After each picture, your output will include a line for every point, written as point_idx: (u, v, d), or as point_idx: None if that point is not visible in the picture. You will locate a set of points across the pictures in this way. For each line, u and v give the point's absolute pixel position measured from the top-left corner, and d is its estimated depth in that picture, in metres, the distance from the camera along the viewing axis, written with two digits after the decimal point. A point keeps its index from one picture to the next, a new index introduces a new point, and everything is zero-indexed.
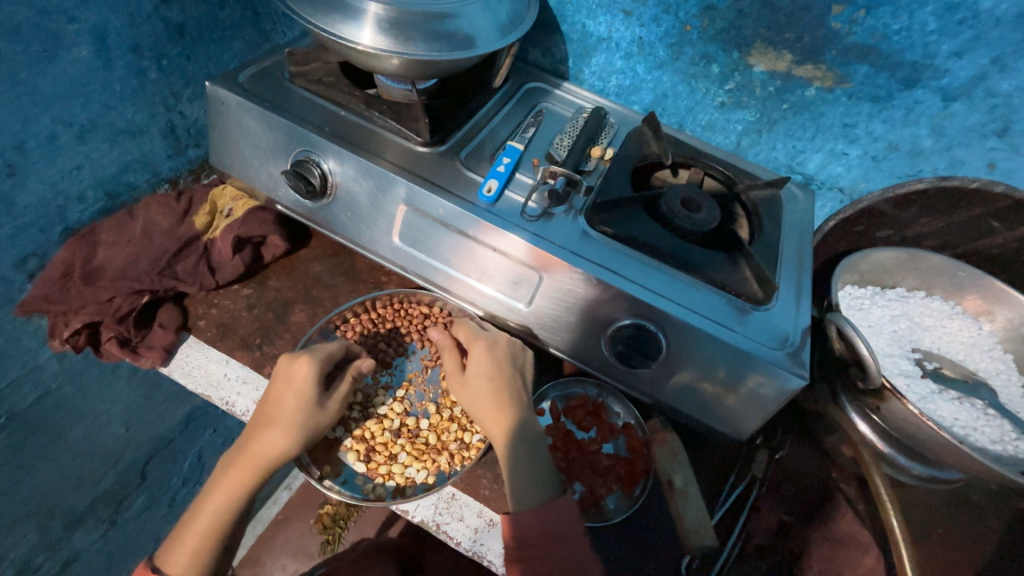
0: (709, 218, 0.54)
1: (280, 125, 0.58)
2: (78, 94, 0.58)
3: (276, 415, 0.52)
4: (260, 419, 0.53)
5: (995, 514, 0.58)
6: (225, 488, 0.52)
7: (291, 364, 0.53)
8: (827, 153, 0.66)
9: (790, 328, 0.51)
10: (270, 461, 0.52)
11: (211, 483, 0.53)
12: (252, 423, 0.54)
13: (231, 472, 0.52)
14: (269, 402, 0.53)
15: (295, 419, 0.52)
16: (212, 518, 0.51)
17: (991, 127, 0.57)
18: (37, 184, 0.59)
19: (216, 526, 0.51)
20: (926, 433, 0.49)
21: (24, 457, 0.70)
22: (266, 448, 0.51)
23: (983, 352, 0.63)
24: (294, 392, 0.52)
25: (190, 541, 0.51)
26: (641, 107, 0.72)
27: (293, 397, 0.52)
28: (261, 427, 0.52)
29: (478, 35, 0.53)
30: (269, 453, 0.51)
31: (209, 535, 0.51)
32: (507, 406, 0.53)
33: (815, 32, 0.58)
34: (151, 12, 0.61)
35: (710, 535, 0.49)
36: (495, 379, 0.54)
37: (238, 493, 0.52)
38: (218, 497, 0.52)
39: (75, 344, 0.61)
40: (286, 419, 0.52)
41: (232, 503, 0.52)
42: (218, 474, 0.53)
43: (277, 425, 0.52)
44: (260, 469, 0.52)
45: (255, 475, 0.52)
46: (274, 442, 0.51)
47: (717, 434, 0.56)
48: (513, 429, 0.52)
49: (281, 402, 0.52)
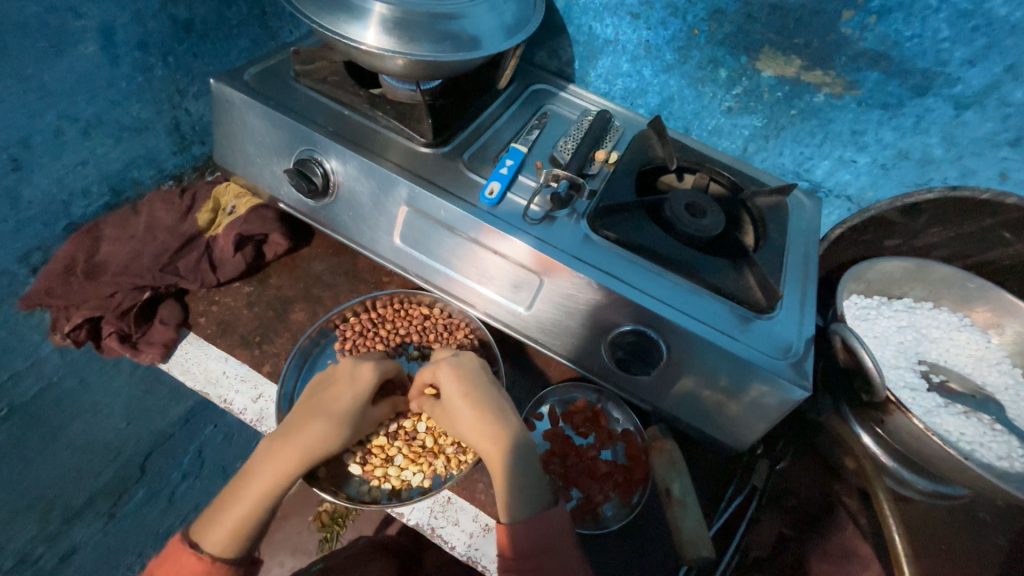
0: (713, 224, 0.53)
1: (285, 124, 0.57)
2: (84, 89, 0.59)
3: (328, 410, 0.53)
4: (307, 412, 0.53)
5: (1001, 530, 0.57)
6: (265, 477, 0.50)
7: (356, 367, 0.55)
8: (835, 160, 0.65)
9: (793, 338, 0.50)
10: (317, 455, 0.51)
11: (245, 471, 0.52)
12: (296, 414, 0.53)
13: (272, 460, 0.51)
14: (321, 397, 0.54)
15: (348, 417, 0.53)
16: (251, 505, 0.50)
17: (1003, 137, 0.56)
18: (42, 179, 0.59)
19: (255, 513, 0.50)
20: (930, 447, 0.48)
21: (23, 449, 0.71)
22: (312, 442, 0.51)
23: (991, 366, 0.62)
24: (355, 391, 0.54)
25: (228, 524, 0.50)
26: (647, 111, 0.71)
27: (352, 396, 0.54)
28: (305, 419, 0.52)
29: (483, 36, 0.53)
30: (315, 449, 0.51)
31: (247, 521, 0.50)
32: (488, 418, 0.52)
33: (825, 37, 0.57)
34: (158, 9, 0.61)
35: (707, 546, 0.48)
36: (467, 396, 0.53)
37: (281, 483, 0.51)
38: (258, 484, 0.50)
39: (76, 338, 0.61)
40: (339, 417, 0.53)
41: (271, 492, 0.50)
42: (255, 462, 0.52)
43: (326, 420, 0.52)
44: (304, 463, 0.51)
45: (295, 469, 0.51)
46: (324, 435, 0.51)
47: (716, 442, 0.55)
48: (499, 443, 0.51)
49: (339, 399, 0.54)
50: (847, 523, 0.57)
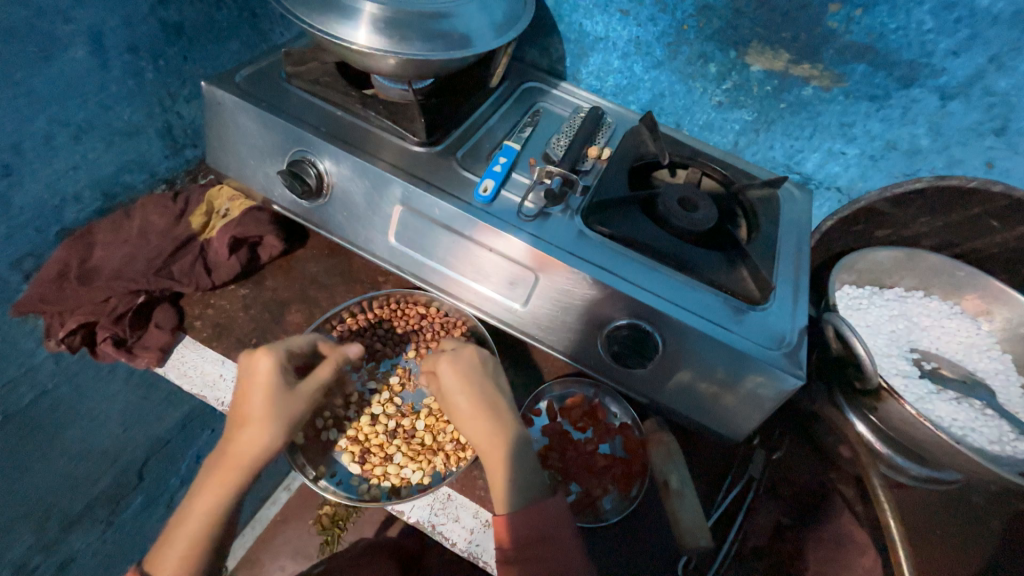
0: (706, 217, 0.54)
1: (277, 126, 0.58)
2: (75, 94, 0.58)
3: (247, 410, 0.52)
4: (236, 418, 0.53)
5: (993, 514, 0.58)
6: (210, 490, 0.50)
7: (254, 360, 0.53)
8: (825, 152, 0.65)
9: (786, 329, 0.51)
10: (248, 454, 0.51)
11: (195, 489, 0.52)
12: (227, 426, 0.53)
13: (214, 470, 0.51)
14: (239, 402, 0.53)
15: (268, 412, 0.52)
16: (201, 521, 0.50)
17: (988, 126, 0.56)
18: (33, 184, 0.59)
19: (205, 529, 0.50)
20: (923, 433, 0.49)
21: (20, 458, 0.70)
22: (243, 447, 0.51)
23: (981, 352, 0.63)
24: (261, 386, 0.52)
25: (179, 545, 0.49)
26: (638, 107, 0.72)
27: (260, 392, 0.52)
28: (234, 425, 0.52)
29: (473, 34, 0.53)
30: (245, 449, 0.51)
31: (198, 538, 0.49)
32: (486, 414, 0.53)
33: (812, 31, 0.57)
34: (148, 13, 0.61)
35: (705, 535, 0.48)
36: (466, 389, 0.54)
37: (225, 491, 0.51)
38: (204, 498, 0.50)
39: (70, 344, 0.60)
40: (257, 418, 0.51)
41: (218, 503, 0.50)
42: (202, 476, 0.52)
43: (248, 420, 0.51)
44: (242, 465, 0.51)
45: (237, 472, 0.51)
46: (246, 434, 0.51)
47: (714, 434, 0.56)
48: (497, 437, 0.52)
49: (251, 399, 0.52)
50: (844, 509, 0.58)
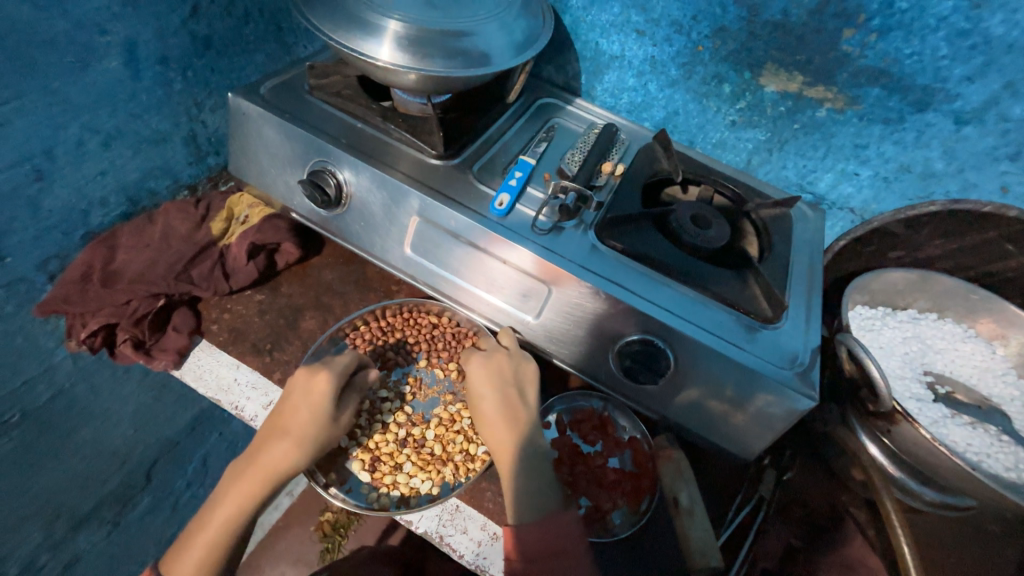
0: (719, 235, 0.55)
1: (299, 136, 0.59)
2: (106, 103, 0.60)
3: (287, 427, 0.53)
4: (270, 430, 0.54)
5: (1010, 543, 0.57)
6: (233, 499, 0.52)
7: (309, 378, 0.54)
8: (838, 173, 0.66)
9: (798, 348, 0.51)
10: (279, 472, 0.52)
11: (217, 493, 0.53)
12: (260, 434, 0.54)
13: (241, 481, 0.52)
14: (280, 414, 0.54)
15: (308, 432, 0.52)
16: (222, 528, 0.51)
17: (1003, 151, 0.57)
18: (63, 189, 0.60)
19: (224, 535, 0.51)
20: (937, 457, 0.48)
21: (34, 457, 0.71)
22: (274, 461, 0.51)
23: (996, 377, 0.62)
24: (311, 404, 0.53)
25: (197, 549, 0.51)
26: (652, 124, 0.73)
27: (307, 411, 0.53)
28: (269, 438, 0.53)
29: (493, 52, 0.55)
30: (277, 467, 0.51)
31: (216, 546, 0.51)
32: (508, 421, 0.54)
33: (826, 54, 0.58)
34: (180, 26, 0.63)
35: (716, 556, 0.48)
36: (494, 395, 0.54)
37: (250, 503, 0.52)
38: (227, 507, 0.52)
39: (92, 344, 0.62)
40: (295, 434, 0.52)
41: (241, 513, 0.52)
42: (226, 484, 0.53)
43: (286, 439, 0.52)
44: (270, 480, 0.52)
45: (264, 487, 0.52)
46: (283, 453, 0.51)
47: (724, 452, 0.56)
48: (518, 447, 0.53)
49: (296, 415, 0.53)
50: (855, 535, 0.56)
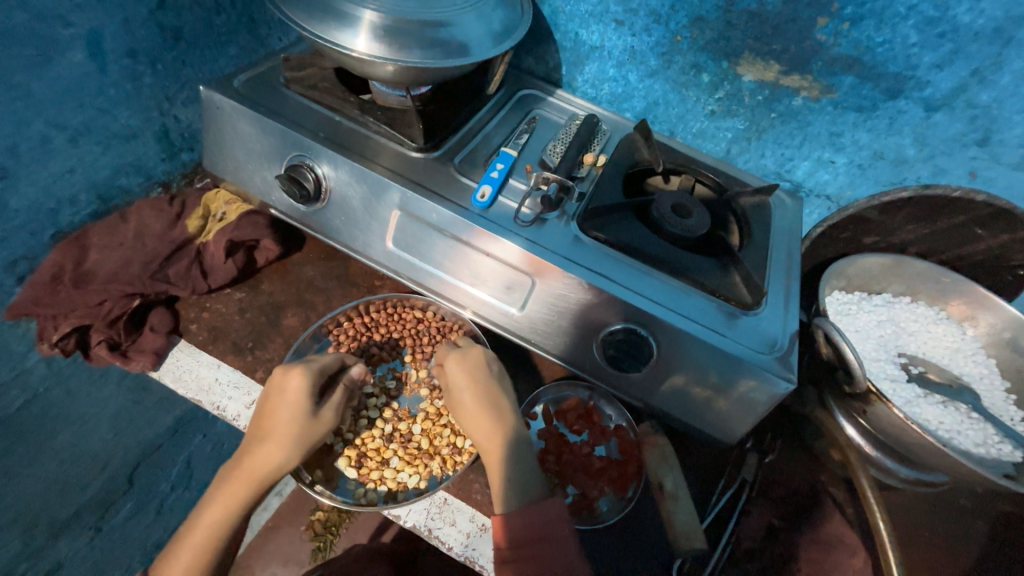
0: (699, 224, 0.55)
1: (275, 130, 0.58)
2: (72, 98, 0.58)
3: (269, 427, 0.52)
4: (254, 433, 0.53)
5: (981, 516, 0.59)
6: (219, 503, 0.51)
7: (286, 376, 0.53)
8: (814, 160, 0.67)
9: (778, 333, 0.51)
10: (264, 472, 0.51)
11: (203, 499, 0.52)
12: (245, 438, 0.53)
13: (226, 485, 0.51)
14: (263, 414, 0.53)
15: (290, 431, 0.52)
16: (209, 533, 0.51)
17: (971, 137, 0.58)
18: (29, 188, 0.58)
19: (210, 541, 0.51)
20: (911, 435, 0.50)
21: (8, 464, 0.69)
22: (258, 461, 0.51)
23: (967, 357, 0.64)
24: (290, 404, 0.52)
25: (184, 556, 0.50)
26: (633, 115, 0.73)
27: (288, 410, 0.52)
28: (253, 440, 0.52)
29: (472, 42, 0.54)
30: (261, 468, 0.51)
31: (205, 551, 0.50)
32: (489, 412, 0.54)
33: (801, 43, 0.59)
34: (147, 17, 0.61)
35: (699, 538, 0.49)
36: (473, 389, 0.55)
37: (236, 506, 0.51)
38: (214, 511, 0.51)
39: (64, 348, 0.60)
40: (278, 434, 0.51)
41: (228, 516, 0.51)
42: (211, 489, 0.52)
43: (269, 439, 0.51)
44: (257, 481, 0.51)
45: (249, 490, 0.51)
46: (266, 453, 0.51)
47: (707, 437, 0.56)
48: (501, 437, 0.53)
49: (277, 415, 0.52)
50: None
